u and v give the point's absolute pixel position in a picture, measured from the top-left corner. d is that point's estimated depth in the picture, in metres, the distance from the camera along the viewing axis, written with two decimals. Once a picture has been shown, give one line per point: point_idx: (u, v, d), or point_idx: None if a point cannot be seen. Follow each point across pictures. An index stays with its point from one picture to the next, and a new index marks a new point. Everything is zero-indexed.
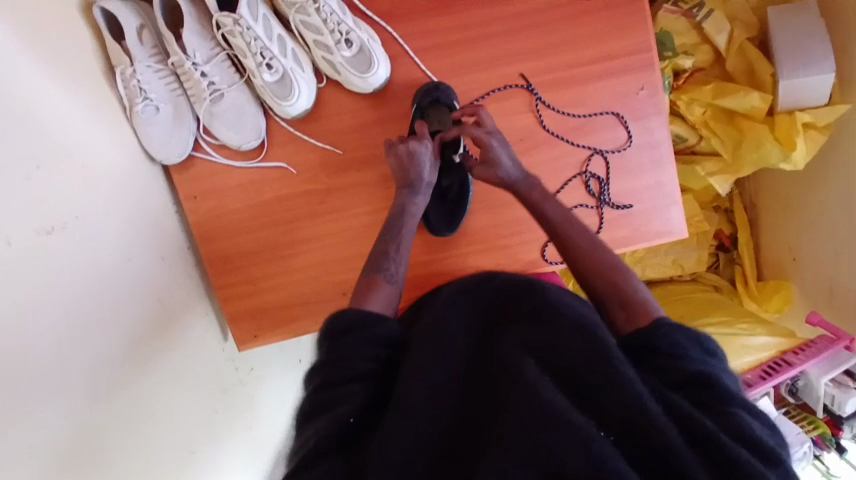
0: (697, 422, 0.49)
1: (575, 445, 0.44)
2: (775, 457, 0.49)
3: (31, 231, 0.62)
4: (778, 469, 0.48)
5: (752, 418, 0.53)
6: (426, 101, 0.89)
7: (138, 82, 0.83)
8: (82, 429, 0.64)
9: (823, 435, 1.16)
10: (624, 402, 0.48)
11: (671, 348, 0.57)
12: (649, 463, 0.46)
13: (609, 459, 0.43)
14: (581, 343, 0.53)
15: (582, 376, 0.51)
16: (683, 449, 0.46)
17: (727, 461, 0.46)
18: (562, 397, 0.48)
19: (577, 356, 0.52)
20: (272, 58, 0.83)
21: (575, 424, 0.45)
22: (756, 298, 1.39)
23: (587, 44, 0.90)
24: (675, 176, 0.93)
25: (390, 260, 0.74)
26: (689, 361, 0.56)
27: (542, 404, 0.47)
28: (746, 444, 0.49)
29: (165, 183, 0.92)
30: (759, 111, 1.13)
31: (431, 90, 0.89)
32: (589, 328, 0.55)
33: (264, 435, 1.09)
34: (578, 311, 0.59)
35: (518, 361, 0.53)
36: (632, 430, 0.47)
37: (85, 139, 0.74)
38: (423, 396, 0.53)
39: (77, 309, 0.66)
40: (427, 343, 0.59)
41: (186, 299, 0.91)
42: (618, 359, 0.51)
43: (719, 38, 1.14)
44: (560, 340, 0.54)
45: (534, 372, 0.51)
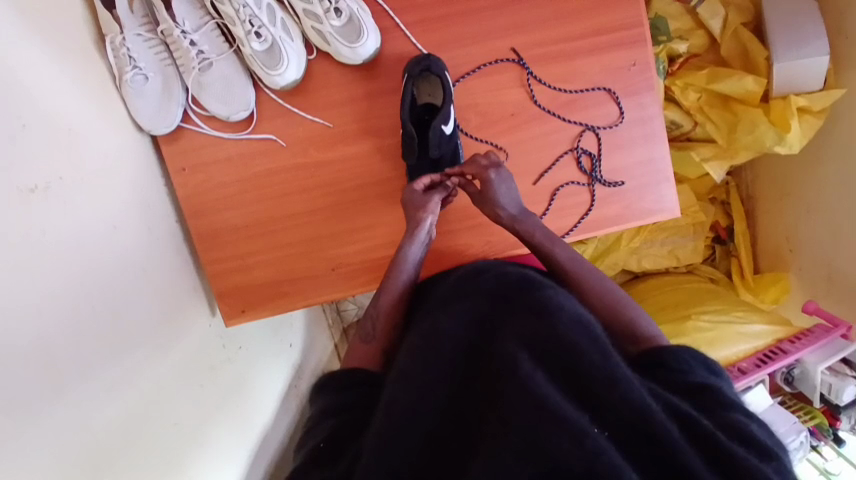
0: (693, 420, 0.49)
1: (573, 444, 0.43)
2: (768, 452, 0.50)
3: (15, 189, 0.61)
4: (773, 464, 0.49)
5: (747, 419, 0.54)
6: (417, 71, 0.87)
7: (127, 51, 0.82)
8: (63, 393, 0.63)
9: (820, 425, 1.14)
10: (623, 399, 0.47)
11: (667, 362, 0.59)
12: (649, 462, 0.45)
13: (604, 452, 0.43)
14: (577, 336, 0.51)
15: (581, 370, 0.49)
16: (683, 448, 0.45)
17: (725, 459, 0.46)
18: (559, 394, 0.47)
19: (573, 349, 0.50)
20: (260, 27, 0.83)
21: (572, 421, 0.44)
22: (752, 289, 1.37)
23: (578, 19, 0.90)
24: (667, 153, 0.93)
25: (366, 318, 0.79)
26: (680, 370, 0.57)
27: (536, 401, 0.46)
28: (741, 441, 0.50)
29: (153, 155, 0.91)
30: (755, 95, 1.13)
31: (421, 59, 0.88)
32: (585, 323, 0.53)
33: (253, 416, 1.07)
34: (572, 303, 0.57)
35: (512, 356, 0.51)
36: (633, 427, 0.46)
37: (71, 102, 0.73)
38: (416, 394, 0.52)
39: (59, 269, 0.65)
40: (419, 341, 0.57)
41: (173, 272, 0.90)
42: (615, 357, 0.51)
43: (714, 22, 1.15)
44: (557, 330, 0.52)
45: (530, 365, 0.49)
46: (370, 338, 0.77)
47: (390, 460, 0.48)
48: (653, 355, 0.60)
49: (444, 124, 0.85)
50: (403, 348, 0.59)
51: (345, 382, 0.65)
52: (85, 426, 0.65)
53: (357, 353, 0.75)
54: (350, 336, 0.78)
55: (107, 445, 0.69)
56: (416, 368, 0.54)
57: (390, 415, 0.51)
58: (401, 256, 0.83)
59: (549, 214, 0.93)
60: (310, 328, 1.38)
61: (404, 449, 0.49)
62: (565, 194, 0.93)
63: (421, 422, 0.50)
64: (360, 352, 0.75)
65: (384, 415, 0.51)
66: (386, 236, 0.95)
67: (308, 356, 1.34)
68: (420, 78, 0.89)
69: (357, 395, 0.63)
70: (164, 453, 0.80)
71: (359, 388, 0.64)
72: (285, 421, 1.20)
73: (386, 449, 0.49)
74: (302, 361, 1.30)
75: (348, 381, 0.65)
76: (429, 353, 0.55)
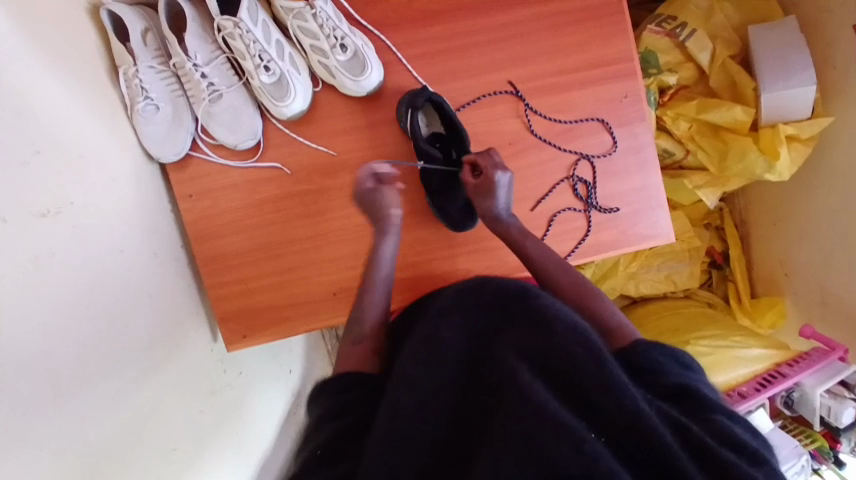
0: (685, 427, 0.50)
1: (569, 445, 0.44)
2: (760, 458, 0.50)
3: (27, 214, 0.63)
4: (764, 470, 0.50)
5: (734, 424, 0.55)
6: (419, 102, 0.91)
7: (139, 82, 0.86)
8: (68, 420, 0.63)
9: (821, 448, 1.14)
10: (618, 404, 0.48)
11: (649, 364, 0.60)
12: (647, 467, 0.46)
13: (601, 458, 0.44)
14: (574, 346, 0.53)
15: (578, 379, 0.50)
16: (678, 452, 0.46)
17: (720, 463, 0.47)
18: (555, 401, 0.49)
19: (570, 359, 0.52)
20: (269, 61, 0.87)
21: (569, 425, 0.46)
22: (750, 314, 1.39)
23: (572, 53, 0.94)
24: (659, 180, 0.96)
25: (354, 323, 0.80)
26: (667, 375, 0.59)
27: (535, 406, 0.47)
28: (734, 447, 0.51)
29: (161, 181, 0.94)
30: (744, 124, 1.17)
31: (421, 92, 0.91)
32: (582, 333, 0.55)
33: (251, 443, 1.07)
34: (570, 314, 0.58)
35: (511, 366, 0.52)
36: (627, 430, 0.47)
37: (83, 132, 0.76)
38: (416, 398, 0.53)
39: (67, 298, 0.67)
40: (419, 349, 0.58)
41: (177, 297, 0.91)
42: (611, 363, 0.52)
43: (702, 56, 1.19)
44: (554, 342, 0.53)
45: (528, 376, 0.51)
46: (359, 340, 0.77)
47: (394, 463, 0.48)
48: (631, 357, 0.61)
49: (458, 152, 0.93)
50: (403, 356, 0.59)
51: (342, 385, 0.67)
52: (89, 454, 0.66)
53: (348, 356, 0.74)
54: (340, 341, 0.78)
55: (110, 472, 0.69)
56: (417, 377, 0.55)
57: (393, 419, 0.52)
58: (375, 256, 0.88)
59: (546, 239, 0.95)
60: (309, 352, 1.38)
61: (408, 448, 0.49)
62: (563, 219, 0.95)
63: (424, 427, 0.51)
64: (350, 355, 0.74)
65: (386, 419, 0.52)
66: None
67: (306, 381, 1.33)
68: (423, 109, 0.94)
69: (350, 399, 0.64)
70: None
71: (355, 391, 0.65)
72: (283, 448, 1.19)
73: (385, 449, 0.49)
74: (300, 387, 1.29)
75: (346, 383, 0.67)
76: (432, 362, 0.56)
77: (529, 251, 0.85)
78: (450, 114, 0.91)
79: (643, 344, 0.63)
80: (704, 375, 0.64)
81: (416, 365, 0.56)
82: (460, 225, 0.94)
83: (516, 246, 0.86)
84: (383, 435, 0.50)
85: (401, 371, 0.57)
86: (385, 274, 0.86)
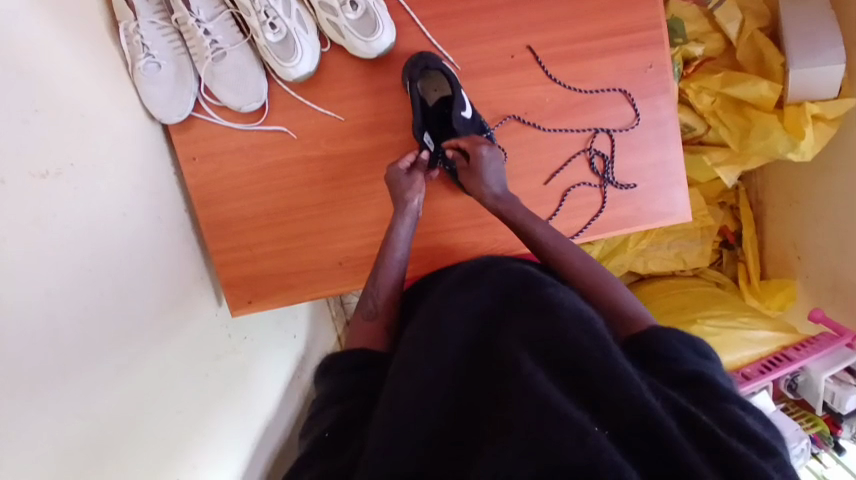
0: (695, 417, 0.48)
1: (573, 438, 0.42)
2: (770, 449, 0.49)
3: (27, 174, 0.62)
4: (776, 462, 0.48)
5: (747, 414, 0.53)
6: (417, 72, 0.88)
7: (141, 38, 0.82)
8: (72, 381, 0.63)
9: (821, 433, 1.14)
10: (625, 394, 0.46)
11: (667, 353, 0.58)
12: (653, 460, 0.44)
13: (606, 450, 0.41)
14: (579, 334, 0.51)
15: (583, 367, 0.49)
16: (684, 446, 0.44)
17: (732, 455, 0.45)
18: (559, 390, 0.47)
19: (575, 348, 0.50)
20: (275, 18, 0.83)
21: (571, 416, 0.44)
22: (759, 295, 1.37)
23: (596, 18, 0.89)
24: (680, 156, 0.92)
25: (366, 298, 0.79)
26: (682, 363, 0.57)
27: (536, 397, 0.45)
28: (744, 438, 0.49)
29: (165, 143, 0.91)
30: (769, 100, 1.12)
31: (416, 60, 0.88)
32: (585, 321, 0.53)
33: (255, 407, 1.07)
34: (575, 302, 0.57)
35: (513, 354, 0.51)
36: (635, 423, 0.45)
37: (84, 90, 0.73)
38: (416, 387, 0.52)
39: (68, 259, 0.65)
40: (423, 337, 0.57)
41: (180, 262, 0.90)
42: (616, 352, 0.50)
43: (731, 26, 1.13)
44: (559, 329, 0.52)
45: (531, 365, 0.49)
46: (371, 316, 0.77)
47: (393, 454, 0.48)
48: (640, 345, 0.60)
49: (463, 111, 0.86)
50: (406, 343, 0.59)
51: (347, 366, 0.66)
52: (92, 415, 0.66)
53: (361, 330, 0.74)
54: (352, 312, 0.78)
55: (114, 432, 0.69)
56: (419, 365, 0.54)
57: (393, 409, 0.51)
58: (391, 236, 0.84)
59: (558, 214, 0.93)
60: (315, 319, 1.38)
61: (406, 440, 0.49)
62: (577, 194, 0.92)
63: (423, 416, 0.50)
64: (364, 329, 0.75)
65: (387, 408, 0.51)
66: None
67: (311, 347, 1.34)
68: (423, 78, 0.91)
69: (359, 381, 0.64)
70: (169, 441, 0.80)
71: (358, 373, 0.65)
72: (288, 412, 1.21)
73: (382, 438, 0.49)
74: (305, 353, 1.30)
75: (351, 364, 0.66)
76: (435, 347, 0.55)
77: (537, 235, 0.81)
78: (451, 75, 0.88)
79: (660, 329, 0.61)
80: (720, 365, 0.62)
81: (419, 354, 0.55)
82: None
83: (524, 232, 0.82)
84: (384, 423, 0.50)
85: (403, 359, 0.56)
86: (400, 256, 0.83)
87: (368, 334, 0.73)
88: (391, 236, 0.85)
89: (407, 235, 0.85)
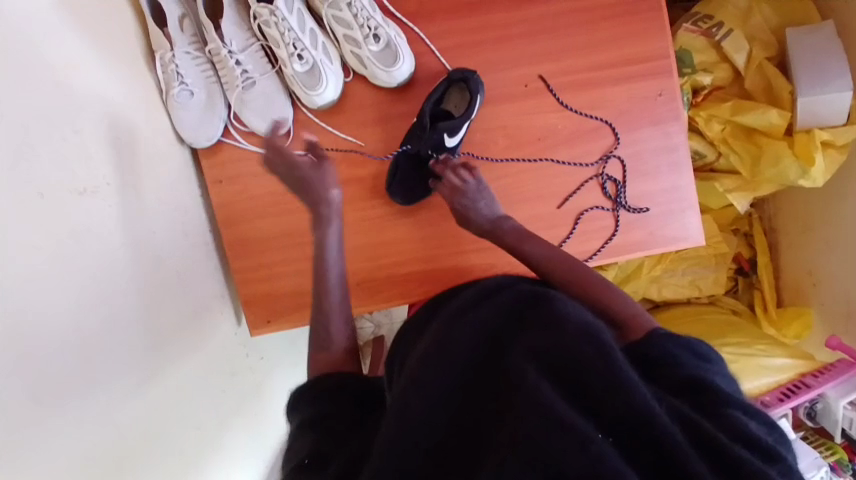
0: (698, 424, 0.48)
1: (578, 449, 0.43)
2: (773, 454, 0.49)
3: (65, 190, 0.65)
4: (776, 465, 0.49)
5: (750, 418, 0.53)
6: (456, 79, 0.90)
7: (175, 67, 0.87)
8: (94, 391, 0.65)
9: (841, 461, 1.10)
10: (628, 403, 0.46)
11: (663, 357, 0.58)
12: (657, 468, 0.45)
13: (608, 459, 0.43)
14: (584, 343, 0.51)
15: (587, 377, 0.48)
16: (688, 455, 0.44)
17: (734, 463, 0.45)
18: (564, 402, 0.47)
19: (581, 357, 0.50)
20: (302, 50, 0.88)
21: (577, 428, 0.44)
22: (776, 323, 1.35)
23: (607, 49, 0.93)
24: (692, 181, 0.94)
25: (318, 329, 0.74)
26: (684, 368, 0.56)
27: (542, 409, 0.46)
28: (746, 442, 0.49)
29: (192, 165, 0.96)
30: (778, 127, 1.14)
31: (464, 71, 0.90)
32: (592, 328, 0.52)
33: (269, 427, 1.08)
34: (581, 310, 0.56)
35: (519, 366, 0.51)
36: (636, 431, 0.45)
37: (119, 114, 0.78)
38: (421, 403, 0.52)
39: (99, 273, 0.68)
40: (429, 349, 0.57)
41: (202, 280, 0.93)
42: (621, 360, 0.49)
43: (738, 56, 1.16)
44: (564, 339, 0.51)
45: (535, 376, 0.49)
46: (328, 346, 0.72)
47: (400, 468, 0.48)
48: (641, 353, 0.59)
49: (448, 134, 0.89)
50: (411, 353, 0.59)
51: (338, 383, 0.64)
52: (115, 426, 0.67)
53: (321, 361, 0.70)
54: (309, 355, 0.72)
55: (133, 445, 0.71)
56: (425, 378, 0.53)
57: (399, 422, 0.51)
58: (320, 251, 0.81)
59: (572, 237, 0.94)
60: None
61: (410, 455, 0.49)
62: (590, 218, 0.94)
63: (428, 430, 0.50)
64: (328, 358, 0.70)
65: (393, 421, 0.52)
66: (411, 252, 0.97)
67: None
68: (452, 87, 0.92)
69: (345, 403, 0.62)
70: (183, 457, 0.81)
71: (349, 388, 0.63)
72: None
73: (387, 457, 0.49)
74: None
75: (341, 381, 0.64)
76: (437, 361, 0.54)
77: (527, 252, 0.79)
78: (474, 101, 0.89)
79: (660, 335, 0.60)
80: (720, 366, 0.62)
81: (423, 369, 0.55)
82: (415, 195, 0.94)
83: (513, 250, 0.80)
84: (389, 437, 0.51)
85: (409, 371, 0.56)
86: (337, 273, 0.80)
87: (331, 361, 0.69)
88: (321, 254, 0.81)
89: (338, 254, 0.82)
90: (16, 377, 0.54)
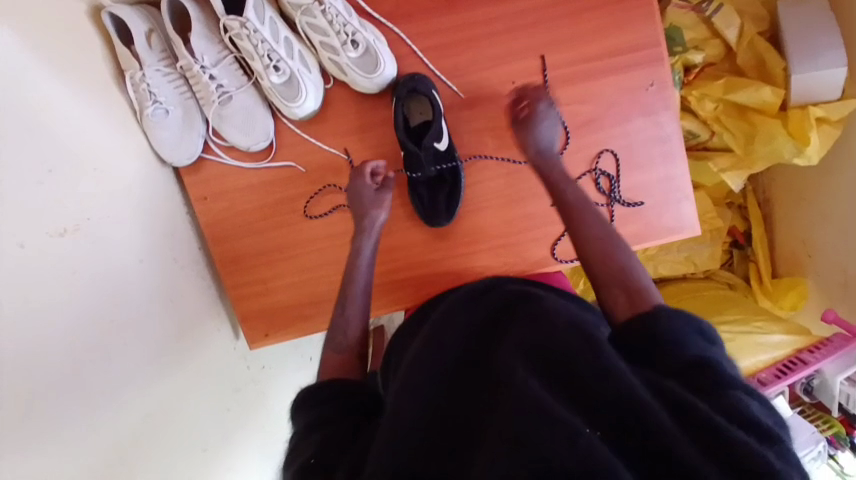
0: (694, 404, 0.47)
1: (564, 441, 0.43)
2: (772, 436, 0.48)
3: (46, 234, 0.64)
4: (775, 448, 0.47)
5: (751, 399, 0.51)
6: (405, 93, 0.87)
7: (147, 86, 0.83)
8: (102, 432, 0.65)
9: (837, 434, 1.13)
10: (616, 390, 0.47)
11: (670, 335, 0.54)
12: (647, 456, 0.44)
13: (597, 451, 0.42)
14: (571, 338, 0.53)
15: (575, 370, 0.50)
16: (677, 440, 0.44)
17: (728, 444, 0.44)
18: (552, 396, 0.48)
19: (569, 351, 0.51)
20: (278, 60, 0.84)
21: (564, 419, 0.44)
22: (771, 295, 1.37)
23: (595, 40, 0.89)
24: (686, 170, 0.92)
25: (335, 330, 0.74)
26: (686, 347, 0.53)
27: (530, 403, 0.46)
28: (743, 425, 0.48)
29: (176, 185, 0.93)
30: (773, 105, 1.12)
31: (408, 81, 0.87)
32: (581, 326, 0.55)
33: (276, 435, 1.09)
34: (569, 313, 0.59)
35: (510, 364, 0.52)
36: (626, 419, 0.45)
37: (94, 142, 0.75)
38: (416, 405, 0.54)
39: (92, 313, 0.67)
40: (426, 356, 0.60)
41: (197, 301, 0.92)
42: (607, 350, 0.51)
43: (730, 31, 1.12)
44: (553, 337, 0.54)
45: (525, 373, 0.50)
46: (342, 348, 0.71)
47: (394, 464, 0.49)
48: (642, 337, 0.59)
49: (437, 141, 0.87)
50: (409, 362, 0.61)
51: (335, 394, 0.62)
52: (124, 465, 0.68)
53: (330, 364, 0.69)
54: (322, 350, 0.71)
55: (144, 479, 0.72)
56: (420, 384, 0.56)
57: (395, 425, 0.53)
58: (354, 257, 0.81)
59: (566, 235, 0.93)
60: None
61: (404, 457, 0.50)
62: None
63: (422, 429, 0.52)
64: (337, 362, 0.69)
65: (389, 424, 0.53)
66: (405, 259, 0.95)
67: None
68: (409, 99, 0.89)
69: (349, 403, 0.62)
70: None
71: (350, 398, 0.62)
72: None
73: (382, 455, 0.50)
74: None
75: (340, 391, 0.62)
76: (432, 369, 0.57)
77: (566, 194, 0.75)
78: (435, 104, 0.87)
79: (663, 310, 0.56)
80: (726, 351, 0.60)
81: (420, 375, 0.57)
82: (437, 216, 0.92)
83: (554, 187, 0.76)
84: (383, 442, 0.51)
85: (405, 378, 0.58)
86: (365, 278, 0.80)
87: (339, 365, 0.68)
88: (354, 256, 0.82)
89: (368, 256, 0.82)
90: (17, 437, 0.54)
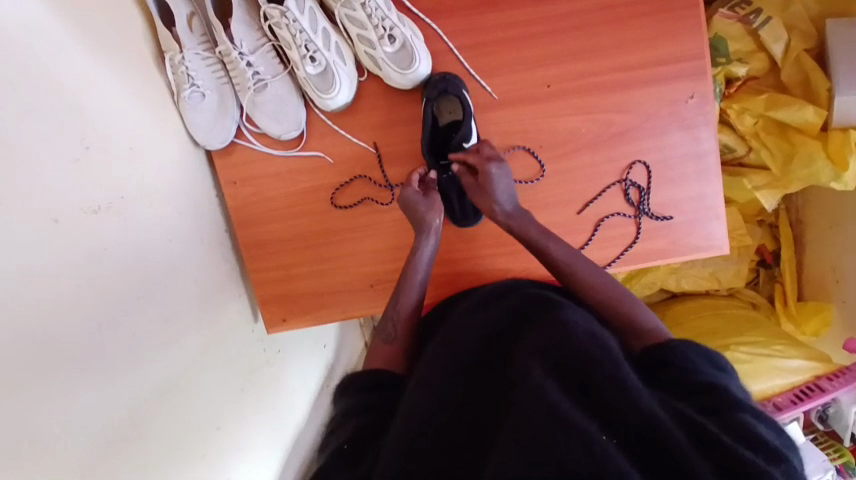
0: (702, 423, 0.49)
1: (579, 447, 0.43)
2: (778, 456, 0.49)
3: (79, 210, 0.65)
4: (782, 467, 0.48)
5: (758, 421, 0.52)
6: (435, 94, 0.87)
7: (186, 69, 0.84)
8: (120, 406, 0.67)
9: (847, 463, 1.11)
10: (632, 404, 0.48)
11: (682, 364, 0.58)
12: (656, 464, 0.45)
13: (611, 460, 0.43)
14: (589, 346, 0.53)
15: (591, 378, 0.50)
16: (689, 454, 0.45)
17: (736, 462, 0.46)
18: (567, 400, 0.48)
19: (585, 357, 0.51)
20: (316, 51, 0.84)
21: (578, 424, 0.45)
22: (794, 319, 1.34)
23: (636, 48, 0.87)
24: (719, 188, 0.90)
25: (387, 321, 0.81)
26: (697, 374, 0.57)
27: (545, 406, 0.46)
28: (751, 444, 0.49)
29: (207, 167, 0.95)
30: (814, 126, 1.07)
31: (437, 81, 0.87)
32: (599, 336, 0.54)
33: (286, 417, 1.12)
34: (586, 320, 0.58)
35: (524, 363, 0.53)
36: (638, 429, 0.47)
37: (130, 122, 0.76)
38: (431, 399, 0.55)
39: (118, 289, 0.69)
40: (442, 354, 0.61)
41: (219, 283, 0.94)
42: (625, 365, 0.51)
43: (776, 46, 1.08)
44: (570, 339, 0.53)
45: (540, 372, 0.51)
46: (390, 339, 0.78)
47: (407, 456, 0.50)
48: (654, 354, 0.61)
49: (466, 141, 0.88)
50: (425, 358, 0.62)
51: (366, 384, 0.68)
52: (138, 439, 0.70)
53: (377, 353, 0.76)
54: (372, 338, 0.79)
55: (159, 454, 0.74)
56: (436, 380, 0.57)
57: (409, 419, 0.53)
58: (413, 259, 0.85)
59: (590, 245, 0.92)
60: (345, 328, 1.40)
61: (417, 450, 0.51)
62: (610, 225, 0.92)
63: (436, 423, 0.53)
64: (381, 351, 0.76)
65: (403, 418, 0.54)
66: None
67: (340, 355, 1.37)
68: (439, 99, 0.89)
69: (378, 398, 0.66)
70: (205, 457, 0.85)
71: (378, 390, 0.68)
72: (318, 418, 1.25)
73: (396, 448, 0.51)
74: (333, 361, 1.33)
75: (370, 382, 0.68)
76: (448, 365, 0.58)
77: (554, 254, 0.80)
78: (465, 103, 0.87)
79: (677, 343, 0.61)
80: (731, 370, 0.62)
81: (436, 372, 0.58)
82: (463, 218, 0.92)
83: (539, 250, 0.81)
84: (398, 435, 0.52)
85: (421, 374, 0.59)
86: (422, 278, 0.85)
87: (384, 355, 0.75)
88: (413, 260, 0.86)
89: (430, 254, 0.87)
90: (38, 404, 0.56)
